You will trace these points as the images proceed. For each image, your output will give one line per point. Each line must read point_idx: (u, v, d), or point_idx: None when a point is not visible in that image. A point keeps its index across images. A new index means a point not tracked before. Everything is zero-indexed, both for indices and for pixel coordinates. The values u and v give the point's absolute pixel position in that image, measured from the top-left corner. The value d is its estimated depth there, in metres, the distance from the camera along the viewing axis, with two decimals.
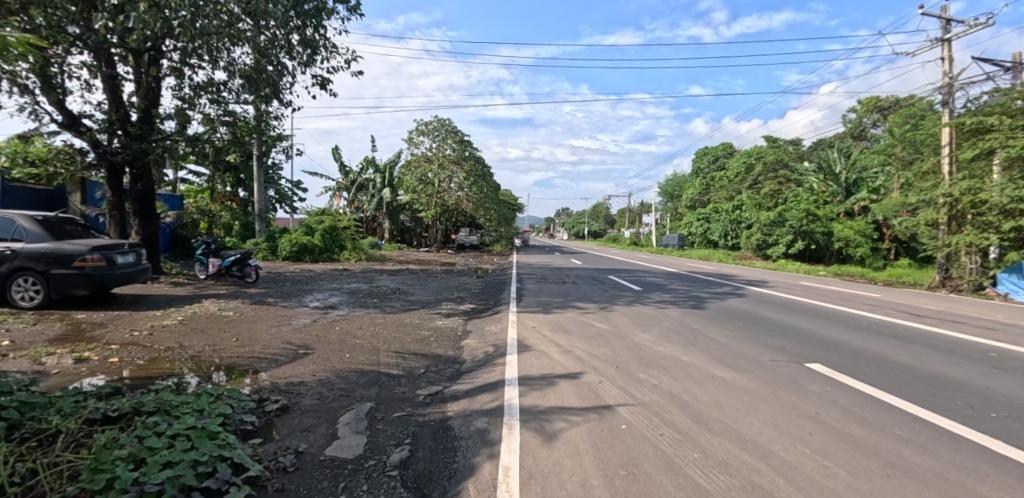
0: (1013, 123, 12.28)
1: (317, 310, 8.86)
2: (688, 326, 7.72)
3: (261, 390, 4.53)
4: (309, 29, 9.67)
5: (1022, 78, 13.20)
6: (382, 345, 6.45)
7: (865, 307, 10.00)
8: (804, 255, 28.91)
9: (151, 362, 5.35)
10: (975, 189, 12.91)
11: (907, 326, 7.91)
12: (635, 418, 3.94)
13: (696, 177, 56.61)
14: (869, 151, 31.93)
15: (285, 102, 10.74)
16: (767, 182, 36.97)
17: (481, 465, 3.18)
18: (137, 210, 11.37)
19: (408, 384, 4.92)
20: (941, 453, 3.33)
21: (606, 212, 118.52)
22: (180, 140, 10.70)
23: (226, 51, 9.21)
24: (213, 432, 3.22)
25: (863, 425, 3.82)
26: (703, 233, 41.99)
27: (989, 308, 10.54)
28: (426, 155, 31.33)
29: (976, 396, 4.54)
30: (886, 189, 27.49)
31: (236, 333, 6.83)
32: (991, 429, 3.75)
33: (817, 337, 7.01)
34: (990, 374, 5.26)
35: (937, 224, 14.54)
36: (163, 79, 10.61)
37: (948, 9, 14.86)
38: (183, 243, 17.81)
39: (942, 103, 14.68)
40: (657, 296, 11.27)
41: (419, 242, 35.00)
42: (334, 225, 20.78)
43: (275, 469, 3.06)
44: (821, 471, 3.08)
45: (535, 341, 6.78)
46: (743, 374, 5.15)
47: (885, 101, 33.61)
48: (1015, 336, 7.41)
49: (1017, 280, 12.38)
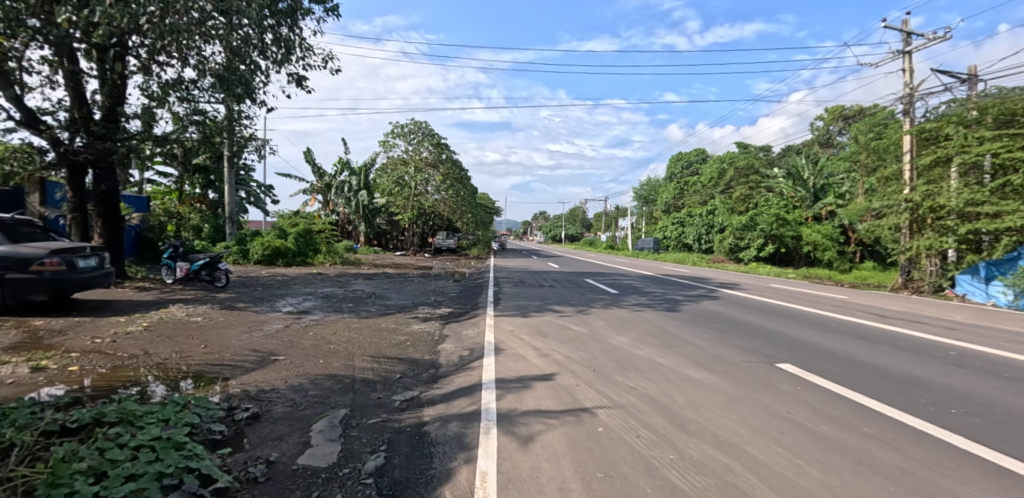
0: (967, 133, 12.93)
1: (289, 315, 8.64)
2: (664, 329, 7.81)
3: (231, 398, 4.41)
4: (283, 28, 9.51)
5: (976, 90, 13.87)
6: (358, 350, 6.33)
7: (833, 309, 10.31)
8: (774, 258, 29.71)
9: (114, 371, 5.15)
10: (933, 194, 13.48)
11: (872, 327, 8.18)
12: (612, 421, 3.96)
13: (670, 182, 57.96)
14: (835, 158, 33.03)
15: (258, 101, 10.49)
16: (738, 187, 37.87)
17: (458, 470, 3.15)
18: (101, 212, 10.97)
19: (384, 390, 4.85)
20: (906, 450, 3.42)
21: (581, 217, 120.25)
22: (146, 140, 10.37)
23: (198, 47, 8.97)
24: (180, 442, 3.11)
25: (832, 423, 3.92)
26: (678, 237, 42.78)
27: (947, 308, 10.99)
28: (402, 158, 30.94)
29: (938, 393, 4.70)
30: (852, 194, 28.56)
31: (204, 339, 6.63)
32: (950, 425, 3.90)
33: (789, 339, 7.16)
34: (952, 372, 5.46)
35: (899, 228, 15.14)
36: (129, 77, 10.31)
37: (908, 23, 15.59)
38: (150, 246, 17.30)
39: (903, 112, 15.31)
40: (632, 299, 11.36)
41: (395, 246, 34.71)
42: (308, 228, 20.42)
43: (245, 480, 2.97)
44: (792, 469, 3.14)
45: (512, 344, 6.77)
46: (717, 375, 5.24)
47: (850, 110, 34.96)
48: (974, 335, 7.73)
49: (972, 282, 12.86)
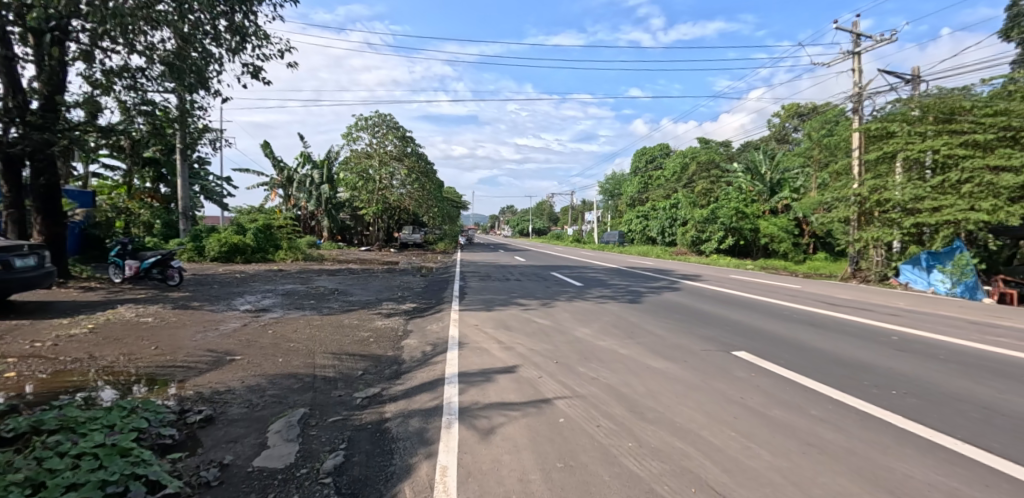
0: (910, 131, 13.66)
1: (247, 313, 8.37)
2: (627, 320, 7.96)
3: (183, 400, 4.24)
4: (237, 14, 9.13)
5: (919, 90, 14.65)
6: (319, 348, 6.20)
7: (788, 298, 10.74)
8: (734, 250, 30.70)
9: (57, 375, 4.88)
10: (880, 188, 14.20)
11: (824, 315, 8.56)
12: (573, 411, 4.01)
13: (635, 177, 59.01)
14: (790, 154, 34.33)
15: (212, 91, 10.07)
16: (700, 181, 38.92)
17: (418, 466, 3.12)
18: (40, 207, 10.34)
19: (345, 387, 4.77)
20: (850, 431, 3.60)
21: (549, 210, 121.09)
22: (91, 130, 9.84)
23: (145, 33, 8.54)
24: (126, 449, 2.97)
25: (783, 407, 4.09)
26: (643, 230, 43.64)
27: (893, 296, 11.61)
28: (366, 151, 30.20)
29: (881, 376, 4.98)
30: (806, 188, 29.78)
31: (155, 340, 6.35)
32: (890, 406, 4.13)
33: (746, 327, 7.41)
34: (894, 356, 5.78)
35: (849, 220, 15.92)
36: (70, 64, 9.74)
37: (857, 25, 16.31)
38: (96, 244, 16.41)
39: (852, 111, 16.03)
40: (597, 291, 11.52)
41: (360, 241, 34.23)
42: (268, 224, 19.82)
43: (197, 485, 2.87)
44: (744, 452, 3.25)
45: (476, 338, 6.76)
46: (677, 364, 5.38)
47: (805, 108, 36.33)
48: (916, 321, 8.21)
49: (914, 271, 13.62)
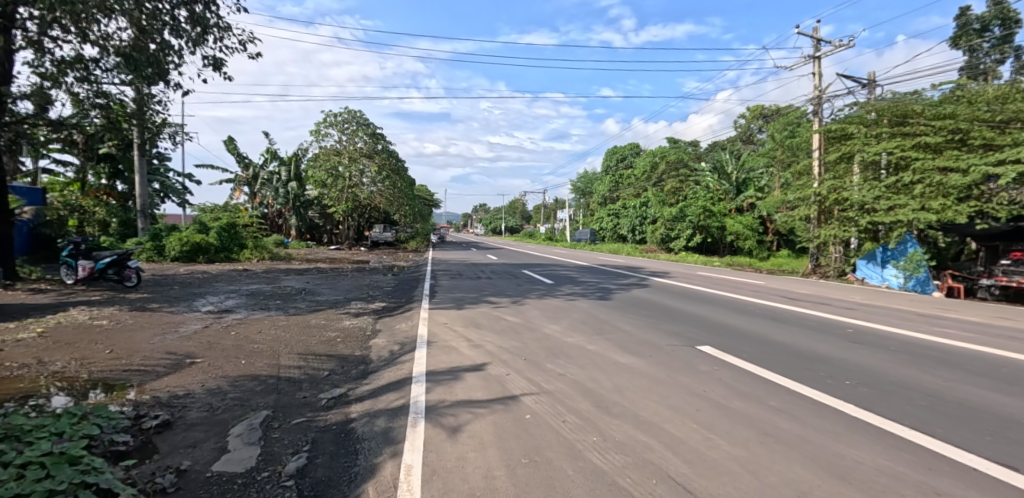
0: (867, 133, 14.24)
1: (209, 315, 8.12)
2: (595, 317, 8.06)
3: (139, 405, 4.09)
4: (198, 5, 8.83)
5: (874, 94, 15.30)
6: (284, 349, 6.07)
7: (751, 293, 11.07)
8: (702, 248, 31.42)
9: (1, 382, 4.63)
10: (838, 188, 14.80)
11: (785, 309, 8.86)
12: (539, 407, 4.04)
13: (606, 176, 59.72)
14: (755, 154, 35.32)
15: (171, 84, 9.72)
16: (669, 180, 39.67)
17: (383, 466, 3.10)
18: None
19: (310, 388, 4.68)
20: (806, 420, 3.74)
21: (521, 209, 121.37)
22: (41, 123, 9.37)
23: (98, 22, 8.17)
24: (75, 457, 2.85)
25: (743, 398, 4.22)
26: (614, 228, 44.22)
27: (850, 291, 12.10)
28: (336, 148, 29.57)
29: (835, 367, 5.19)
30: (770, 187, 30.71)
31: (110, 344, 6.10)
32: (843, 395, 4.31)
33: (711, 322, 7.61)
34: (849, 348, 6.02)
35: (809, 218, 16.54)
36: (17, 53, 9.24)
37: (818, 31, 16.89)
38: (46, 243, 15.64)
39: (813, 113, 16.61)
40: (567, 289, 11.62)
41: (329, 240, 33.62)
42: (232, 222, 19.26)
43: (152, 491, 2.78)
44: (705, 443, 3.35)
45: (445, 336, 6.73)
46: (643, 359, 5.49)
47: (769, 110, 37.45)
48: (870, 314, 8.59)
49: (871, 267, 14.22)
